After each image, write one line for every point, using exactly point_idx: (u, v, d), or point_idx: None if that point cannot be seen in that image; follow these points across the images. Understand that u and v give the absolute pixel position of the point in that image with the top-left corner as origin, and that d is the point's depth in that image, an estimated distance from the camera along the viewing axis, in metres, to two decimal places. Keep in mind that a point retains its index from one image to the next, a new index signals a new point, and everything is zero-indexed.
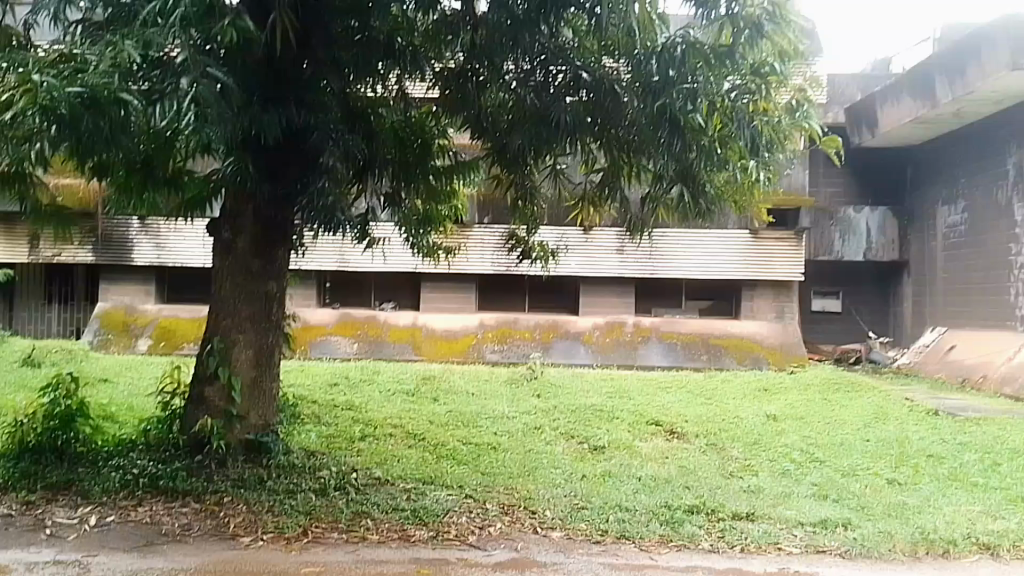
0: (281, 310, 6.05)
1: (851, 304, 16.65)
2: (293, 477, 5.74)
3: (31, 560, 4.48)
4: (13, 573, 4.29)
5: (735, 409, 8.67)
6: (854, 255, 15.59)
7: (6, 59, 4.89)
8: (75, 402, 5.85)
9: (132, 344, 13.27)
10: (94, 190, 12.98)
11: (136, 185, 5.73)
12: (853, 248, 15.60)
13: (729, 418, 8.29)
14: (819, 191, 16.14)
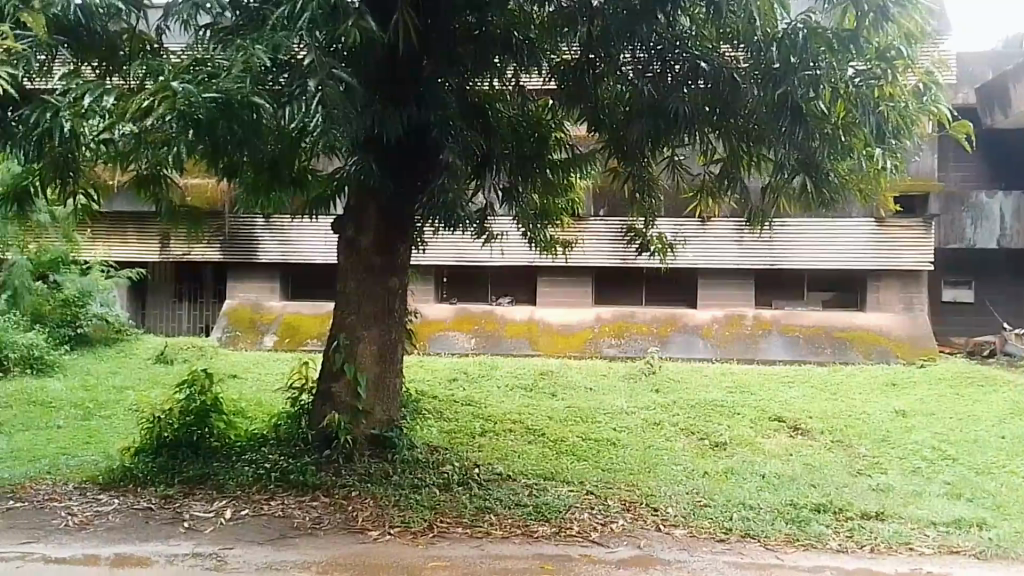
0: (403, 306, 6.13)
1: (983, 294, 15.93)
2: (418, 472, 5.79)
3: (171, 553, 4.59)
4: (155, 566, 4.41)
5: (862, 405, 8.42)
6: (986, 243, 14.67)
7: (145, 66, 4.95)
8: (210, 398, 6.01)
9: (259, 339, 13.55)
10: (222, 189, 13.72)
11: (265, 185, 5.87)
12: (984, 236, 14.70)
13: (856, 413, 8.05)
14: (950, 176, 15.62)
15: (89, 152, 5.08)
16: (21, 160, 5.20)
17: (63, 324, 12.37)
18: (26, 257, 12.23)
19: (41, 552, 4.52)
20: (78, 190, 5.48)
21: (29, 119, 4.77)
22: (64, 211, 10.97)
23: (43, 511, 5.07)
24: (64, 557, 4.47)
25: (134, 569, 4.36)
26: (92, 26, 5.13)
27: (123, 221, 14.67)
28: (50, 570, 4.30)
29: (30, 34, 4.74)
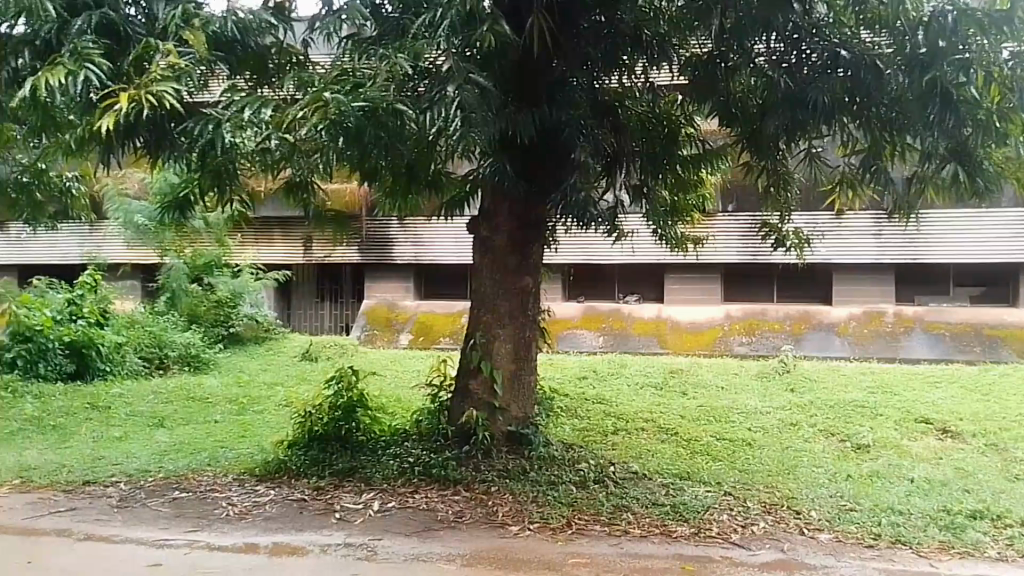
0: (537, 305, 6.26)
1: None
2: (554, 469, 5.86)
3: (325, 542, 4.78)
4: (311, 555, 4.60)
5: (1019, 407, 7.94)
6: None
7: (296, 80, 5.21)
8: (355, 394, 6.32)
9: (394, 339, 14.03)
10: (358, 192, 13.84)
11: (402, 187, 6.30)
12: None
13: (1013, 416, 7.59)
14: None
15: (246, 162, 5.35)
16: (184, 168, 5.59)
17: (217, 324, 13.32)
18: (184, 259, 13.68)
19: (206, 540, 4.78)
20: (234, 197, 5.84)
21: (194, 131, 5.02)
22: (217, 221, 13.41)
23: (208, 501, 5.39)
24: (227, 545, 4.71)
25: (291, 557, 4.57)
26: (246, 41, 5.37)
27: (269, 226, 15.64)
28: (217, 556, 4.55)
29: (191, 50, 4.83)
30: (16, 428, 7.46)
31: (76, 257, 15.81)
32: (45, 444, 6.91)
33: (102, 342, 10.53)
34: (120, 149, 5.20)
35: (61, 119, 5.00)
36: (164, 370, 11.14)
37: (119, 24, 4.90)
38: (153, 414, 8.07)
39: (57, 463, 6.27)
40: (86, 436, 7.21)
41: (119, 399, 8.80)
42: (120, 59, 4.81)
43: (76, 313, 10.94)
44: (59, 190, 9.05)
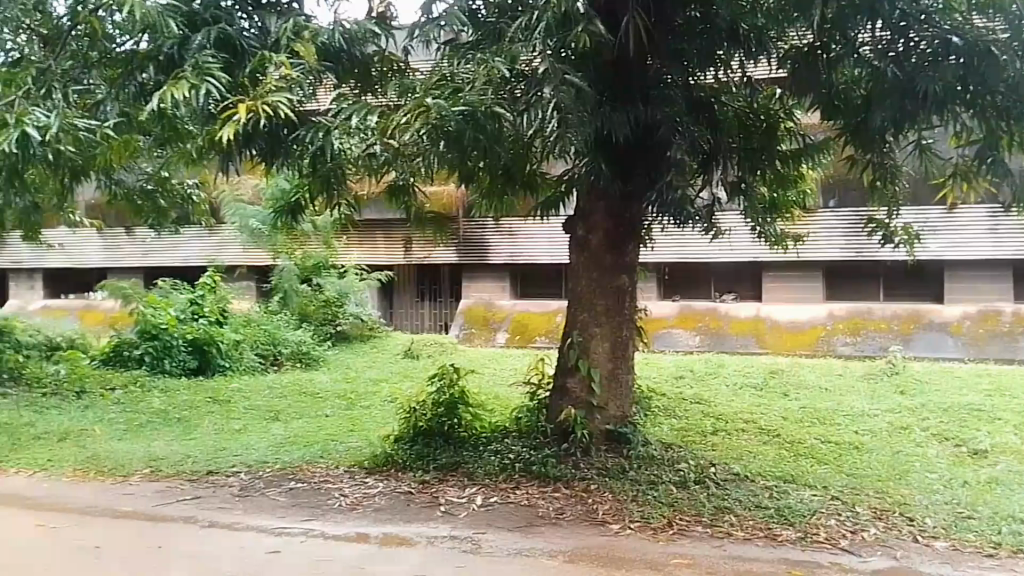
0: (633, 304, 6.30)
1: None
2: (654, 469, 5.88)
3: (432, 535, 4.92)
4: (419, 546, 4.75)
5: None
6: None
7: (398, 86, 5.43)
8: (457, 391, 6.59)
9: (493, 337, 14.32)
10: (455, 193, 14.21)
11: (497, 188, 6.50)
12: None
13: None
14: None
15: (351, 168, 5.71)
16: (296, 174, 5.93)
17: (326, 323, 13.86)
18: (295, 262, 14.30)
19: (321, 529, 4.99)
20: (341, 200, 6.18)
21: (306, 139, 5.27)
22: (326, 223, 14.03)
23: (322, 492, 5.64)
24: (340, 534, 4.91)
25: (401, 548, 4.71)
26: (352, 51, 5.62)
27: (371, 229, 16.11)
28: (331, 545, 4.74)
29: (302, 61, 5.07)
30: (145, 419, 7.97)
31: (192, 259, 16.71)
32: (172, 436, 7.38)
33: (222, 339, 11.09)
34: (238, 156, 5.50)
35: (181, 126, 5.22)
36: (278, 367, 11.64)
37: (235, 39, 5.14)
38: (269, 408, 8.48)
39: (183, 454, 6.68)
40: (208, 429, 7.65)
41: (237, 393, 9.26)
42: (237, 72, 5.06)
43: (198, 313, 11.57)
44: (182, 198, 9.60)
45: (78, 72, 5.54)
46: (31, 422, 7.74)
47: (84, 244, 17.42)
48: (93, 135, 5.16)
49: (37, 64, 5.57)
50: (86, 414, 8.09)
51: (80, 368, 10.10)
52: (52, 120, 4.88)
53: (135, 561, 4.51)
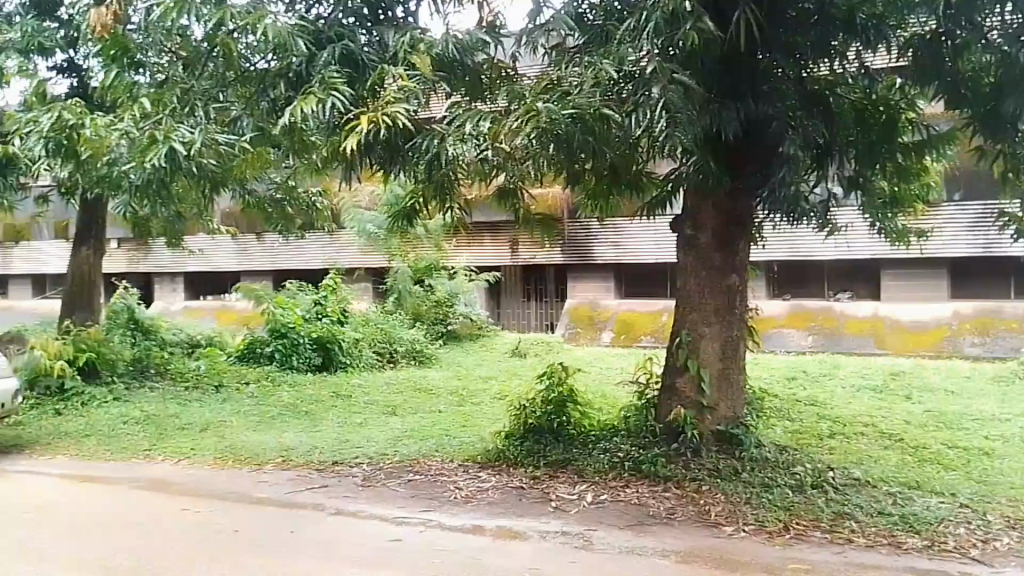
0: (744, 302, 6.31)
1: None
2: (769, 472, 5.82)
3: (544, 529, 5.18)
4: (531, 540, 5.06)
5: None
6: None
7: (509, 95, 5.71)
8: (566, 389, 6.79)
9: (598, 336, 14.39)
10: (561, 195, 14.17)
11: (604, 189, 6.58)
12: None
13: None
14: None
15: (463, 173, 6.16)
16: (411, 178, 6.36)
17: (438, 322, 14.27)
18: (408, 263, 14.80)
19: (438, 520, 5.41)
20: (453, 203, 6.65)
21: (423, 146, 5.80)
22: (436, 225, 14.35)
23: (438, 484, 6.09)
24: (456, 526, 5.31)
25: (514, 541, 5.05)
26: (464, 60, 6.02)
27: (479, 230, 16.38)
28: (449, 536, 5.18)
29: (417, 73, 5.57)
30: (277, 412, 8.49)
31: (313, 262, 17.57)
32: (299, 428, 7.85)
33: (343, 338, 11.65)
34: (359, 165, 6.01)
35: (305, 138, 5.86)
36: (394, 364, 12.10)
37: (355, 53, 5.68)
38: (387, 402, 8.85)
39: (311, 445, 7.16)
40: (332, 422, 8.08)
41: (357, 389, 9.71)
42: (359, 84, 5.63)
43: (322, 312, 12.15)
44: (307, 205, 10.08)
45: (216, 91, 6.08)
46: (176, 413, 8.38)
47: (216, 248, 18.58)
48: (232, 148, 6.22)
49: (181, 85, 6.27)
50: (224, 406, 8.70)
51: (218, 364, 10.79)
52: (196, 135, 5.87)
53: (274, 545, 5.04)
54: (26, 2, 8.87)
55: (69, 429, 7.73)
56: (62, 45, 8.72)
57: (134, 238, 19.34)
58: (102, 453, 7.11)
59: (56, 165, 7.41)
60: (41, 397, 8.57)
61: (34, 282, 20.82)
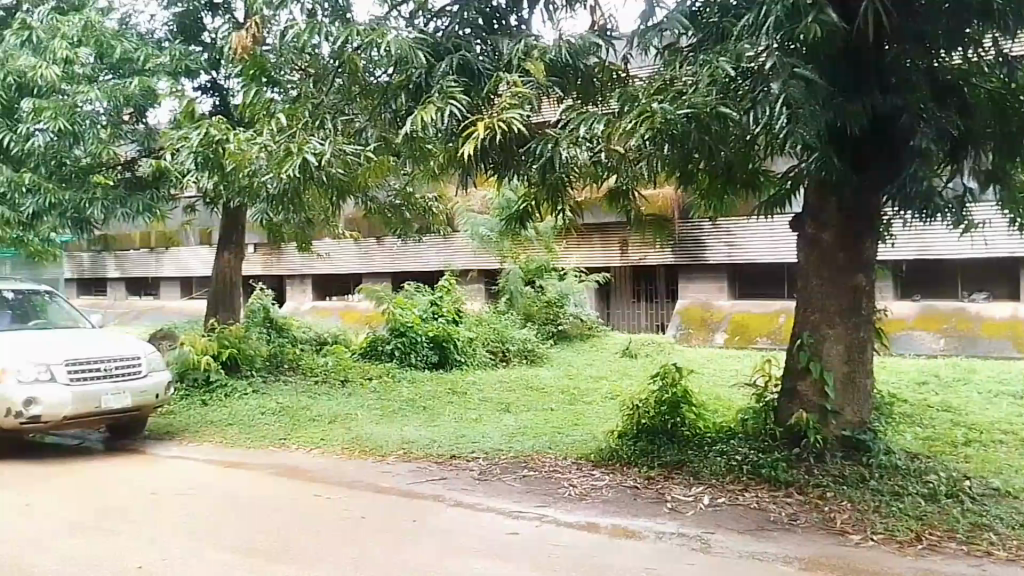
0: (871, 303, 6.15)
1: None
2: (899, 480, 5.69)
3: (660, 530, 5.34)
4: (648, 540, 5.21)
5: None
6: None
7: (620, 98, 5.71)
8: (679, 390, 6.97)
9: (710, 338, 14.18)
10: (671, 195, 14.11)
11: (718, 188, 6.55)
12: None
13: None
14: None
15: (576, 176, 6.53)
16: (524, 182, 6.72)
17: (548, 322, 14.42)
18: (519, 265, 15.05)
19: (553, 516, 5.72)
20: (562, 206, 6.89)
21: (537, 150, 6.14)
22: (547, 228, 14.52)
23: (551, 480, 6.44)
24: (572, 522, 5.59)
25: (629, 540, 5.22)
26: (577, 64, 6.35)
27: (589, 231, 16.36)
28: (566, 533, 5.41)
29: (531, 79, 6.10)
30: (397, 406, 8.89)
31: (430, 264, 18.12)
32: (419, 422, 8.19)
33: (458, 337, 11.99)
34: (473, 171, 6.54)
35: (423, 146, 6.47)
36: (507, 362, 12.35)
37: (471, 63, 6.25)
38: (501, 400, 9.06)
39: (430, 439, 7.57)
40: (450, 417, 8.38)
41: (472, 386, 9.97)
42: (475, 91, 6.18)
43: (438, 312, 12.54)
44: (424, 210, 10.39)
45: (342, 105, 6.78)
46: (307, 404, 8.91)
47: (342, 251, 19.45)
48: (358, 157, 6.66)
49: (312, 100, 6.95)
50: (349, 399, 9.16)
51: (344, 360, 11.30)
52: (326, 148, 6.49)
53: (401, 534, 5.45)
54: (173, 28, 9.62)
55: (213, 419, 8.35)
56: (205, 66, 9.39)
57: (268, 243, 20.52)
58: (243, 441, 7.69)
59: (201, 176, 7.97)
60: (189, 388, 9.21)
61: (181, 284, 22.42)
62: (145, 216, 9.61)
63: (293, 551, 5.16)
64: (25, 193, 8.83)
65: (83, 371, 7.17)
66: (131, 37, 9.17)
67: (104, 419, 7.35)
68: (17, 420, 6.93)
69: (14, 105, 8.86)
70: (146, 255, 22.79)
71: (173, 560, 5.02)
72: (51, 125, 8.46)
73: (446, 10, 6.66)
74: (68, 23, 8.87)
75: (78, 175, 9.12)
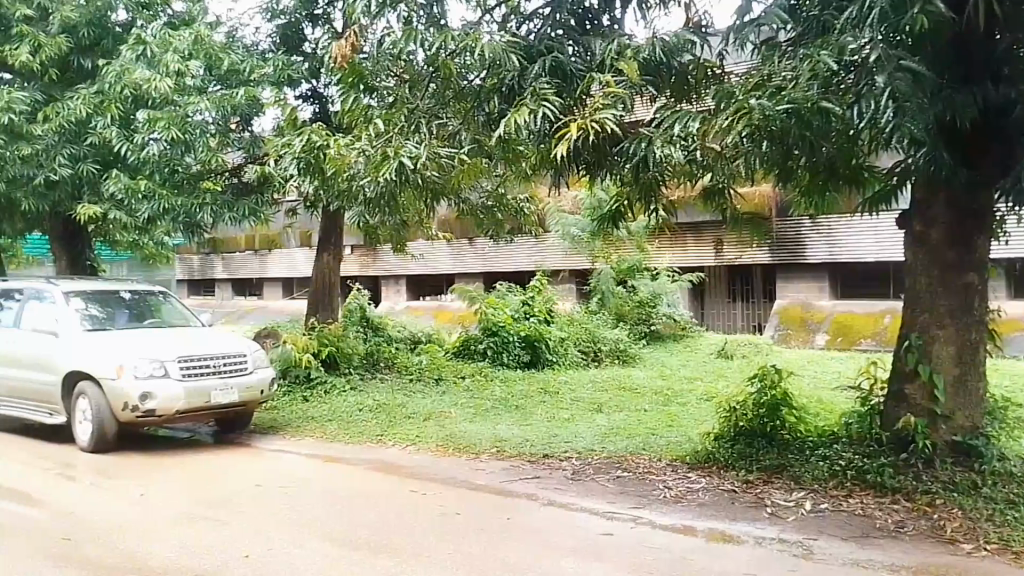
0: (984, 303, 5.90)
1: None
2: (1015, 489, 5.45)
3: (760, 535, 5.26)
4: (747, 544, 5.13)
5: None
6: None
7: (717, 96, 5.65)
8: (779, 393, 6.82)
9: (811, 339, 13.83)
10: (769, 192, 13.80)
11: (819, 186, 6.38)
12: None
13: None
14: None
15: (670, 176, 6.48)
16: (617, 181, 6.71)
17: (641, 322, 14.34)
18: (611, 265, 15.01)
19: (649, 518, 5.69)
20: (655, 205, 6.79)
21: (631, 150, 6.14)
22: (639, 226, 14.41)
23: (646, 482, 6.40)
24: (668, 525, 5.55)
25: (727, 544, 5.15)
26: (671, 62, 6.31)
27: (682, 230, 16.16)
28: (661, 535, 5.37)
29: (624, 78, 6.11)
30: (490, 405, 9.01)
31: (518, 264, 18.28)
32: (512, 420, 8.29)
33: (549, 336, 12.05)
34: (567, 170, 6.69)
35: (516, 148, 6.42)
36: (599, 362, 12.33)
37: (565, 64, 6.31)
38: (593, 400, 9.06)
39: (522, 438, 7.65)
40: (542, 416, 8.44)
41: (564, 386, 9.99)
42: (569, 93, 6.28)
43: (529, 312, 12.64)
44: (516, 211, 10.55)
45: (437, 109, 7.03)
46: (403, 402, 9.12)
47: (434, 252, 19.81)
48: (451, 160, 6.77)
49: (408, 105, 7.18)
50: (444, 398, 9.33)
51: (438, 360, 11.46)
52: (421, 151, 6.61)
53: (495, 531, 5.54)
54: (276, 40, 10.06)
55: (314, 415, 8.64)
56: (306, 75, 9.78)
57: (365, 244, 21.10)
58: (342, 436, 7.94)
59: (303, 181, 8.25)
60: (292, 384, 9.57)
61: (283, 285, 23.26)
62: (250, 220, 9.95)
63: (392, 544, 5.31)
64: (141, 200, 9.37)
65: (195, 367, 7.55)
66: (237, 49, 9.64)
67: (213, 413, 7.71)
68: (134, 414, 7.34)
69: (130, 116, 9.47)
70: (250, 257, 23.82)
71: (279, 550, 5.23)
72: (165, 134, 8.97)
73: (538, 12, 6.75)
74: (179, 38, 9.36)
75: (190, 182, 9.62)
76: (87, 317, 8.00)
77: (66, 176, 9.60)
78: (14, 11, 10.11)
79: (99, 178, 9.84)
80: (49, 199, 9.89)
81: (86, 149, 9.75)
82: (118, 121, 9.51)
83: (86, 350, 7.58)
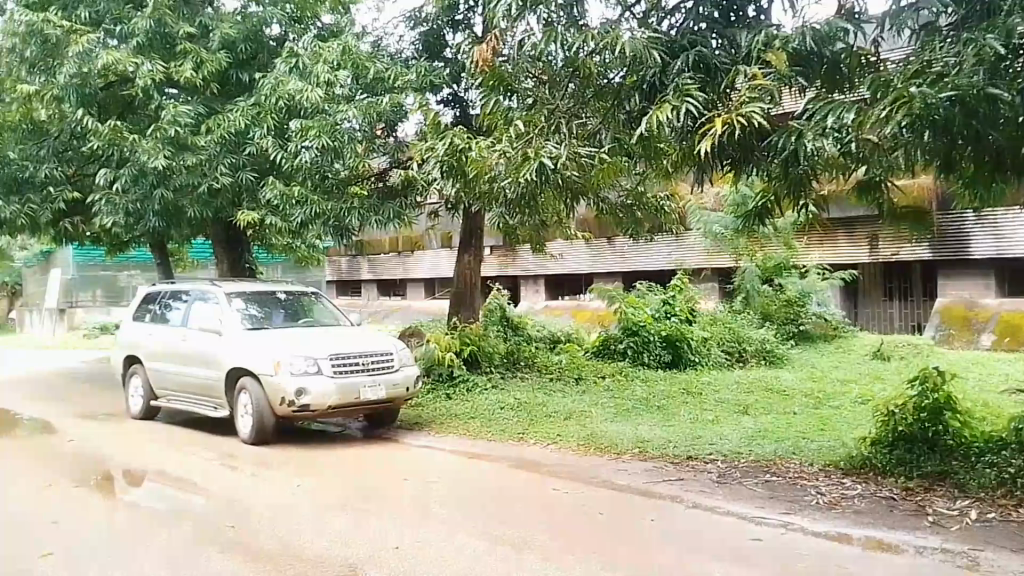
0: None
1: None
2: None
3: (920, 544, 5.00)
4: (906, 554, 4.90)
5: None
6: None
7: (873, 86, 5.33)
8: (941, 396, 6.42)
9: (974, 340, 13.19)
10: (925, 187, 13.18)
11: (988, 176, 5.88)
12: None
13: None
14: None
15: (823, 172, 6.20)
16: (763, 177, 6.50)
17: (788, 322, 14.08)
18: (757, 263, 14.54)
19: (800, 524, 5.51)
20: (805, 200, 6.51)
21: (779, 143, 5.92)
22: (785, 224, 13.88)
23: (798, 487, 6.20)
24: (820, 531, 5.35)
25: (886, 553, 4.93)
26: (821, 51, 6.02)
27: (834, 228, 15.60)
28: (812, 542, 5.19)
29: (772, 69, 5.95)
30: (632, 404, 8.99)
31: (655, 262, 18.20)
32: (656, 420, 8.23)
33: (691, 337, 11.93)
34: (711, 168, 6.48)
35: (657, 146, 6.37)
36: (744, 363, 12.07)
37: (708, 58, 6.14)
38: (739, 401, 8.89)
39: (665, 439, 7.59)
40: (684, 417, 8.32)
41: (708, 386, 9.85)
42: (714, 88, 6.10)
43: (670, 311, 12.53)
44: (656, 208, 10.48)
45: (577, 109, 7.05)
46: (543, 401, 9.20)
47: (569, 252, 19.98)
48: (591, 160, 6.75)
49: (548, 106, 7.17)
50: (584, 397, 9.36)
51: (578, 360, 11.46)
52: (561, 151, 6.62)
53: (639, 531, 5.51)
54: (418, 47, 10.45)
55: (458, 412, 8.85)
56: (447, 80, 10.07)
57: (504, 246, 21.31)
58: (486, 433, 8.13)
59: (447, 184, 8.42)
60: (435, 382, 9.83)
61: (425, 285, 23.92)
62: (394, 221, 10.42)
63: (534, 541, 5.37)
64: (295, 205, 9.84)
65: (346, 364, 7.89)
66: (383, 58, 10.05)
67: (364, 407, 8.06)
68: (290, 408, 7.73)
69: (284, 125, 10.06)
70: (389, 258, 24.84)
71: (425, 543, 5.38)
72: (317, 142, 9.39)
73: (680, 6, 6.60)
74: (329, 50, 9.84)
75: (339, 186, 10.05)
76: (247, 317, 8.49)
77: (228, 184, 10.26)
78: (178, 29, 10.88)
79: (256, 185, 10.46)
80: (212, 206, 10.54)
81: (245, 158, 10.38)
82: (273, 130, 10.10)
83: (246, 349, 8.03)
